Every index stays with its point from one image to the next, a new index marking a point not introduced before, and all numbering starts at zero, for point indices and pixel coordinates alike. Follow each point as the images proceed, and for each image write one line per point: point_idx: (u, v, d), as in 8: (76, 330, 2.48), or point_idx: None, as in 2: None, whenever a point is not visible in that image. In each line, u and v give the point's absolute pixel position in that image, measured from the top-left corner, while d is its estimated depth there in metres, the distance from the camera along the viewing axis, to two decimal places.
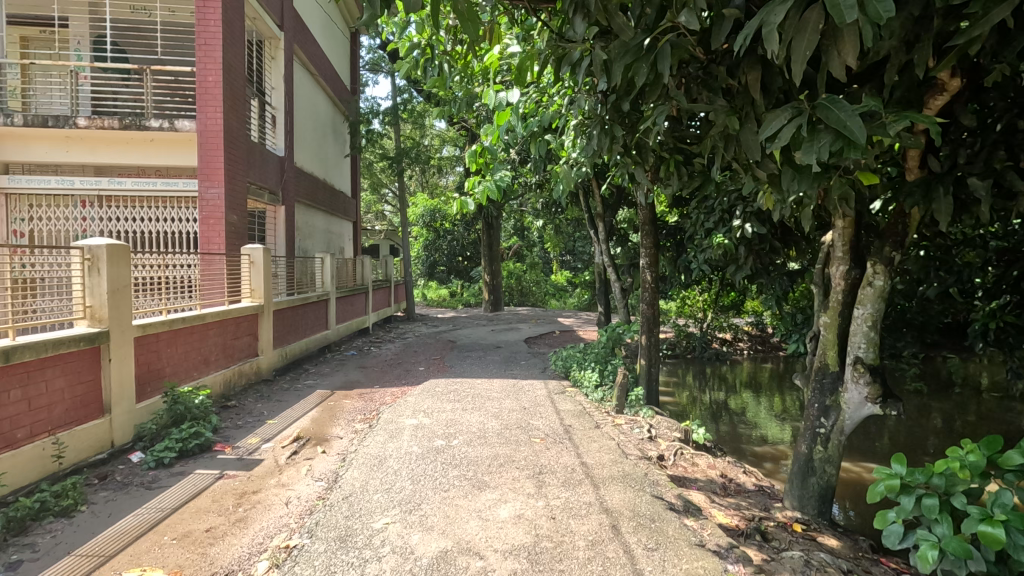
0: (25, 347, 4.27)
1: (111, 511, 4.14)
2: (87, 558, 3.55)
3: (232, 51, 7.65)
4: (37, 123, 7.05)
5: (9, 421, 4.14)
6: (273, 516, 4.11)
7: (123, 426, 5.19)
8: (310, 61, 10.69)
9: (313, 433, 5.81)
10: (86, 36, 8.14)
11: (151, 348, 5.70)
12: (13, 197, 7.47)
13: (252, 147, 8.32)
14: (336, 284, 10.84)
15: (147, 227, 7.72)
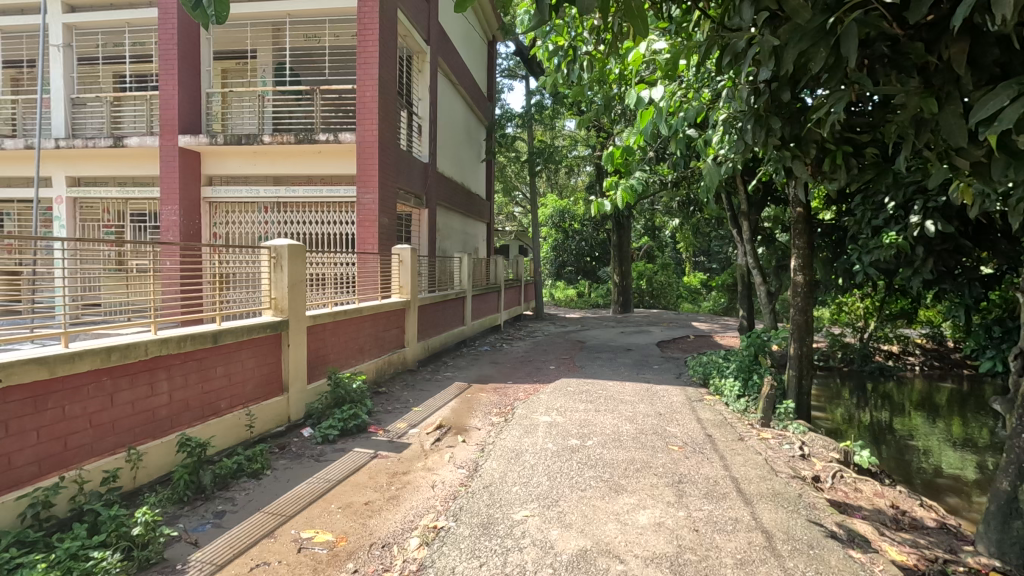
0: (229, 331, 5.07)
1: (289, 478, 4.75)
2: (272, 516, 4.10)
3: (387, 67, 8.36)
4: (233, 142, 8.25)
5: (215, 393, 4.93)
6: (421, 497, 4.41)
7: (298, 403, 5.93)
8: (452, 71, 11.32)
9: (454, 423, 6.15)
10: (270, 64, 9.39)
11: (319, 337, 6.43)
12: (216, 206, 8.86)
13: (402, 155, 9.04)
14: (471, 282, 11.38)
15: (315, 230, 8.72)
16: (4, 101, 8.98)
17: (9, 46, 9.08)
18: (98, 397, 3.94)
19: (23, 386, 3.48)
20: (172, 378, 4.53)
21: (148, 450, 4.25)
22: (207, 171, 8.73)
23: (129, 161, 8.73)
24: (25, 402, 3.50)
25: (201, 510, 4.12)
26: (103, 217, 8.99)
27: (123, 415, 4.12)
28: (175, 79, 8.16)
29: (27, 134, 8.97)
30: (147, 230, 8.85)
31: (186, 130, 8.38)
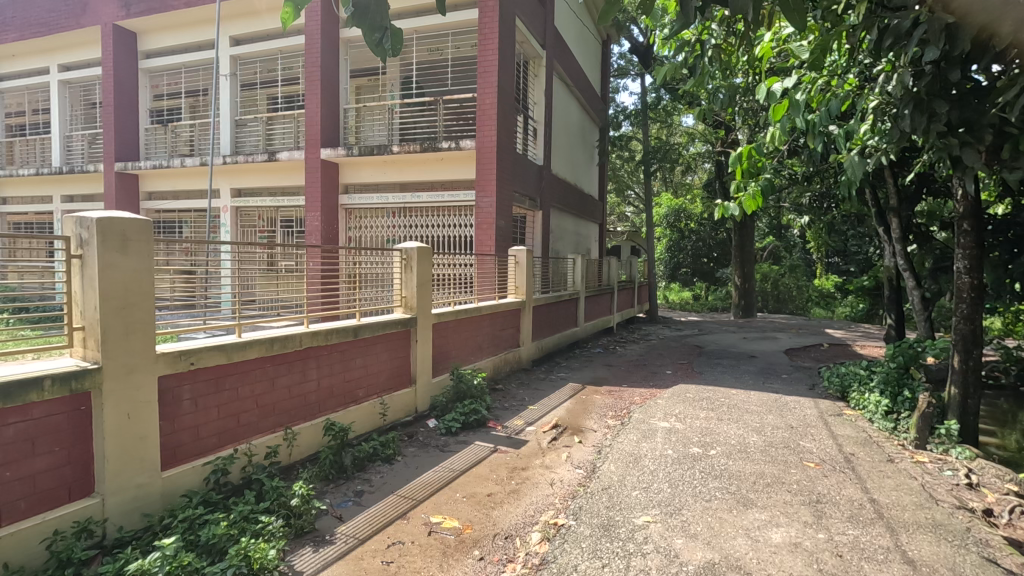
0: (367, 327, 5.54)
1: (417, 465, 5.07)
2: (405, 499, 4.42)
3: (505, 74, 8.63)
4: (366, 152, 8.95)
5: (354, 382, 5.42)
6: (541, 494, 4.50)
7: (424, 395, 6.32)
8: (567, 73, 11.38)
9: (569, 423, 6.20)
10: (397, 79, 9.90)
11: (443, 334, 6.79)
12: (350, 212, 9.69)
13: (517, 159, 9.26)
14: (584, 284, 11.36)
15: (436, 233, 9.19)
16: (185, 126, 10.53)
17: (189, 79, 10.63)
18: (263, 381, 4.51)
19: (207, 368, 4.08)
20: (320, 367, 5.04)
21: (301, 429, 4.78)
22: (344, 180, 9.58)
23: (279, 174, 9.81)
24: (209, 383, 4.10)
25: (344, 488, 4.54)
26: (259, 224, 10.21)
27: (281, 398, 4.67)
28: (319, 98, 9.06)
29: (202, 153, 10.43)
30: (294, 235, 9.88)
31: (327, 143, 9.25)
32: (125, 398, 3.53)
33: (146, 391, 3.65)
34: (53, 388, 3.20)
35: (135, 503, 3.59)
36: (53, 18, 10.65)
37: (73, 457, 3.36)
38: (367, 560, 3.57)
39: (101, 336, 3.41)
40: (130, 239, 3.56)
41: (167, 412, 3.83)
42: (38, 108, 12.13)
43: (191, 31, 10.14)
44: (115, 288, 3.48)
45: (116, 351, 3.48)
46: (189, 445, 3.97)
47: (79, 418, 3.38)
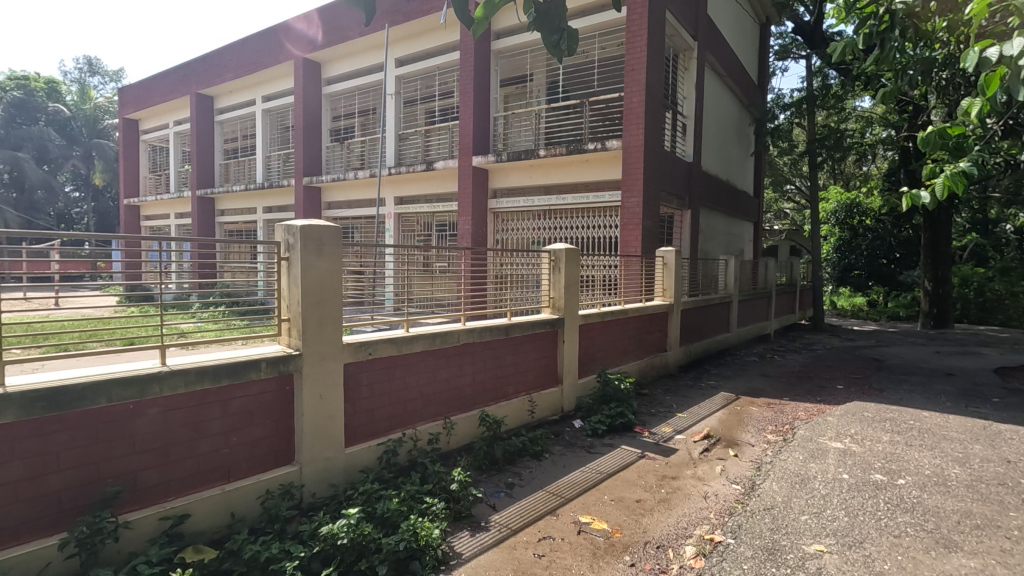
0: (517, 326, 5.75)
1: (564, 463, 5.14)
2: (553, 496, 4.51)
3: (655, 70, 8.39)
4: (514, 158, 9.26)
5: (505, 378, 5.68)
6: (693, 506, 4.29)
7: (569, 395, 6.41)
8: (721, 62, 10.70)
9: (723, 434, 5.83)
10: (544, 84, 10.11)
11: (588, 336, 6.82)
12: (498, 215, 10.12)
13: (666, 156, 8.93)
14: (737, 286, 10.62)
15: (580, 234, 9.16)
16: (357, 142, 11.81)
17: (361, 99, 11.91)
18: (427, 372, 4.91)
19: (381, 358, 4.54)
20: (475, 362, 5.36)
21: (458, 420, 5.12)
22: (493, 185, 10.04)
23: (435, 182, 10.59)
24: (383, 371, 4.57)
25: (496, 479, 4.76)
26: (417, 228, 11.11)
27: (442, 388, 5.05)
28: (472, 110, 9.61)
29: (370, 166, 11.63)
30: (447, 238, 10.57)
31: (478, 151, 9.77)
32: (319, 382, 4.07)
33: (334, 377, 4.17)
34: (267, 369, 3.81)
35: (324, 474, 4.13)
36: (259, 57, 12.62)
37: (279, 428, 3.97)
38: (519, 550, 3.70)
39: (302, 326, 3.97)
40: (325, 243, 4.08)
41: (350, 396, 4.35)
42: (246, 134, 14.47)
43: (364, 57, 11.36)
44: (313, 286, 4.02)
45: (313, 340, 4.03)
46: (366, 426, 4.46)
47: (284, 395, 3.98)
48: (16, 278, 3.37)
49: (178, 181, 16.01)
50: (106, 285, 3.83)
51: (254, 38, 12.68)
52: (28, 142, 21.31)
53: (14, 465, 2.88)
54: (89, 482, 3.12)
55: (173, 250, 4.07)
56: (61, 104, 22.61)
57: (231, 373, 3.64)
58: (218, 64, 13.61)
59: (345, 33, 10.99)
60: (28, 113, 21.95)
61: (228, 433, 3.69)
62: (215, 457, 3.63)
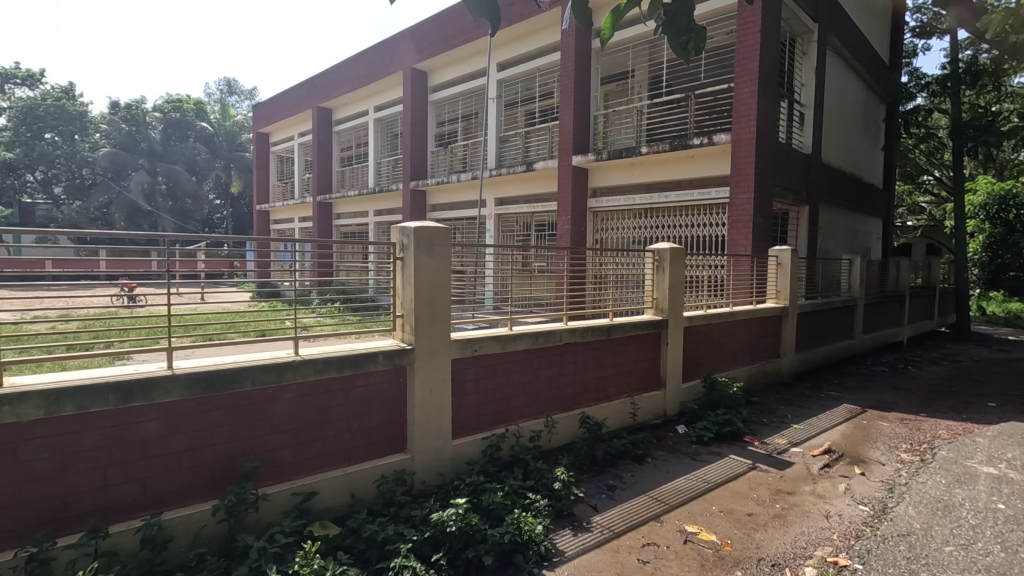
0: (619, 326, 5.67)
1: (668, 470, 4.98)
2: (657, 502, 4.39)
3: (769, 57, 7.88)
4: (615, 156, 9.09)
5: (606, 379, 5.63)
6: (813, 525, 3.99)
7: (673, 400, 6.22)
8: (845, 44, 9.81)
9: (847, 450, 5.35)
10: (646, 79, 9.85)
11: (694, 338, 6.56)
12: (597, 215, 10.01)
13: (781, 148, 8.34)
14: (862, 289, 9.67)
15: (683, 233, 8.74)
16: (460, 146, 12.22)
17: (464, 105, 12.32)
18: (529, 371, 4.99)
19: (486, 355, 4.68)
20: (576, 362, 5.36)
21: (559, 419, 5.15)
22: (592, 184, 9.95)
23: (535, 183, 10.69)
24: (488, 367, 4.71)
25: (597, 480, 4.72)
26: (516, 229, 11.28)
27: (543, 387, 5.10)
28: (572, 110, 9.60)
29: (473, 168, 11.99)
30: (546, 238, 10.62)
31: (578, 150, 9.72)
32: (429, 375, 4.28)
33: (443, 371, 4.37)
34: (383, 361, 4.07)
35: (433, 463, 4.34)
36: (372, 69, 13.48)
37: (394, 417, 4.24)
38: (622, 554, 3.65)
39: (415, 322, 4.20)
40: (435, 244, 4.28)
41: (457, 390, 4.53)
42: (360, 142, 15.51)
43: (468, 64, 11.76)
44: (425, 284, 4.24)
45: (424, 335, 4.25)
46: (471, 420, 4.63)
47: (398, 386, 4.24)
48: (175, 276, 3.87)
49: (301, 188, 17.52)
50: (243, 282, 4.29)
51: (367, 52, 13.56)
52: (181, 157, 24.28)
53: (179, 437, 3.32)
54: (236, 456, 3.53)
55: (297, 250, 4.47)
56: (207, 123, 25.54)
57: (352, 364, 3.94)
58: (336, 79, 14.73)
59: (450, 41, 11.42)
60: (181, 131, 24.81)
61: (349, 419, 4.00)
62: (338, 441, 3.95)
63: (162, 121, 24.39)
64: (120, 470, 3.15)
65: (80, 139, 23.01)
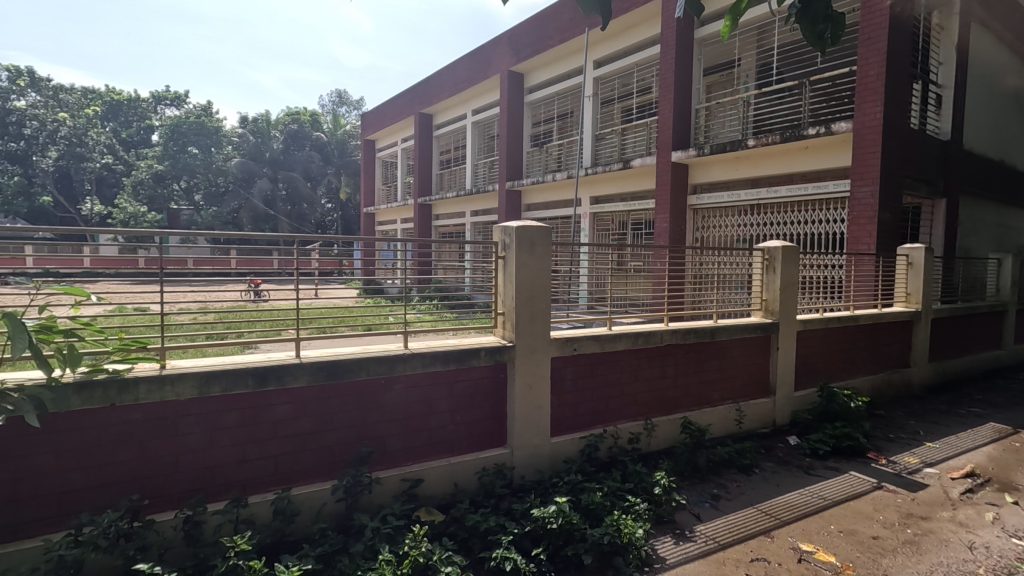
0: (724, 328, 5.41)
1: (779, 482, 4.68)
2: (767, 516, 4.14)
3: (900, 35, 7.13)
4: (719, 150, 8.66)
5: (709, 384, 5.42)
6: (953, 557, 3.57)
7: (783, 408, 5.85)
8: (995, 15, 8.63)
9: (994, 475, 4.73)
10: (753, 68, 9.27)
11: (808, 343, 6.11)
12: (698, 212, 9.60)
13: (913, 136, 7.51)
14: (1013, 292, 8.48)
15: (795, 230, 8.13)
16: (555, 145, 12.23)
17: (560, 104, 12.33)
18: (628, 371, 4.91)
19: (586, 354, 4.66)
20: (677, 364, 5.20)
21: (659, 422, 5.03)
22: (693, 180, 9.55)
23: (632, 180, 10.46)
24: (586, 367, 4.70)
25: (700, 488, 4.54)
26: (612, 227, 11.10)
27: (643, 389, 5.01)
28: (673, 104, 9.27)
29: (568, 167, 11.95)
30: (643, 237, 10.33)
31: (678, 145, 9.36)
32: (529, 372, 4.35)
33: (542, 368, 4.42)
34: (485, 357, 4.18)
35: (532, 459, 4.41)
36: (470, 74, 13.87)
37: (494, 412, 4.36)
38: (729, 568, 3.49)
39: (516, 319, 4.28)
40: (536, 243, 4.33)
41: (556, 388, 4.56)
42: (458, 145, 16.00)
43: (564, 63, 11.74)
44: (526, 283, 4.30)
45: (525, 332, 4.32)
46: (569, 418, 4.64)
47: (498, 382, 4.35)
48: (295, 273, 4.22)
49: (404, 191, 18.43)
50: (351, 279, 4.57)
51: (465, 58, 13.96)
52: (299, 165, 26.36)
53: (304, 420, 3.64)
54: (353, 441, 3.81)
55: (399, 249, 4.71)
56: (321, 132, 27.52)
57: (457, 360, 4.08)
58: (437, 85, 15.30)
59: (547, 41, 11.45)
60: (299, 141, 26.89)
61: (453, 411, 4.17)
62: (443, 433, 4.15)
63: (283, 132, 26.61)
64: (256, 447, 3.52)
65: (216, 151, 25.60)
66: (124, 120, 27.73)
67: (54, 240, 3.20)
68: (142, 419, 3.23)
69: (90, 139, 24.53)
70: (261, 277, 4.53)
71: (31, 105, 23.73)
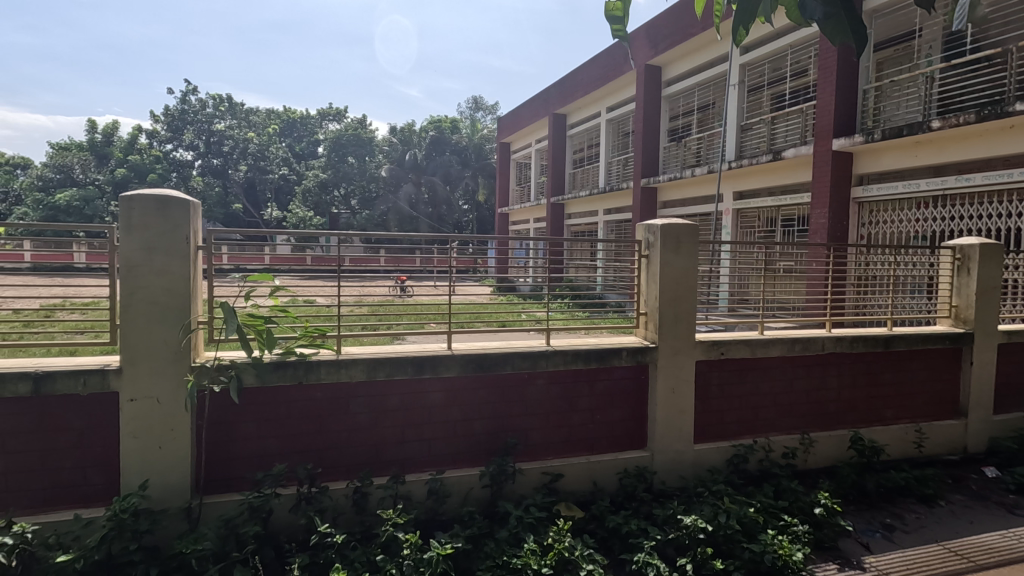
0: (902, 338, 4.76)
1: (972, 520, 4.02)
2: (956, 556, 3.58)
3: None
4: (892, 135, 7.62)
5: (880, 400, 4.83)
6: None
7: (978, 434, 5.01)
8: None
9: None
10: (938, 39, 7.79)
11: (1012, 359, 5.18)
12: (864, 206, 8.51)
13: None
14: None
15: (994, 224, 6.89)
16: (694, 139, 11.63)
17: (701, 95, 11.60)
18: (782, 381, 4.56)
19: (735, 359, 4.39)
20: (842, 375, 4.71)
21: (818, 438, 4.60)
22: (858, 170, 8.51)
23: (782, 173, 9.59)
24: (735, 373, 4.43)
25: (868, 515, 4.06)
26: (758, 224, 10.27)
27: (799, 400, 4.61)
28: (835, 86, 8.29)
29: (708, 161, 11.31)
30: (795, 234, 9.41)
31: (841, 132, 8.38)
32: (672, 375, 4.21)
33: (687, 372, 4.25)
34: (627, 358, 4.12)
35: (674, 465, 4.27)
36: (605, 72, 13.73)
37: (635, 413, 4.29)
38: None
39: (659, 320, 4.16)
40: (682, 241, 4.17)
41: (701, 394, 4.37)
42: (591, 144, 15.90)
43: (706, 51, 11.09)
44: (670, 283, 4.16)
45: (668, 334, 4.18)
46: (714, 426, 4.42)
47: (640, 383, 4.28)
48: (443, 271, 4.52)
49: (537, 191, 18.80)
50: (484, 278, 4.65)
51: (600, 55, 13.85)
52: (439, 169, 27.85)
53: (455, 408, 3.90)
54: (498, 432, 3.99)
55: (529, 250, 4.73)
56: (460, 137, 28.90)
57: (598, 358, 4.07)
58: (571, 85, 15.32)
59: (688, 30, 10.92)
60: (441, 147, 28.37)
61: (593, 410, 4.19)
62: (583, 430, 4.17)
63: (426, 139, 28.48)
64: (414, 430, 3.84)
65: (369, 159, 28.10)
66: (297, 135, 31.50)
67: (244, 241, 3.82)
68: (322, 397, 3.68)
69: (271, 154, 28.30)
70: (409, 274, 4.86)
71: (228, 127, 28.00)
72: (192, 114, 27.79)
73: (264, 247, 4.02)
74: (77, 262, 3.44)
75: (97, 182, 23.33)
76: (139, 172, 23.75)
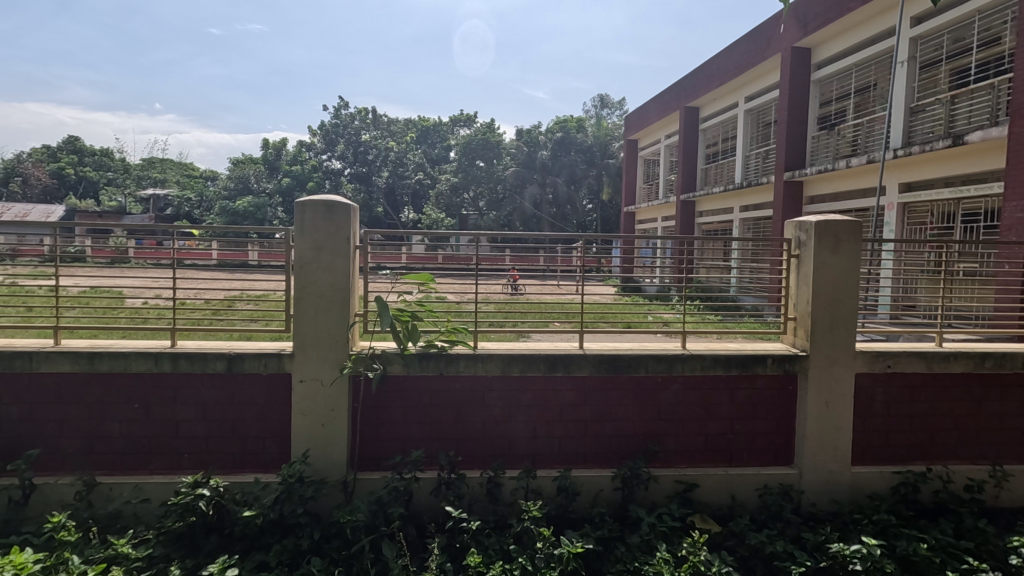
0: None
1: None
2: None
3: None
4: None
5: None
6: None
7: None
8: None
9: None
10: None
11: None
12: None
13: None
14: None
15: None
16: (850, 125, 10.41)
17: (859, 76, 10.37)
18: (967, 401, 3.94)
19: (906, 374, 3.88)
20: None
21: (1013, 472, 3.93)
22: None
23: (963, 160, 8.24)
24: (906, 389, 3.91)
25: None
26: (929, 219, 8.93)
27: (989, 425, 3.97)
28: None
29: (867, 150, 10.07)
30: (980, 230, 8.00)
31: None
32: (827, 388, 3.82)
33: (845, 385, 3.83)
34: (773, 366, 3.82)
35: (827, 487, 3.88)
36: (745, 59, 12.79)
37: (781, 426, 3.97)
38: None
39: (811, 326, 3.79)
40: (843, 239, 3.76)
41: (862, 410, 3.91)
42: (726, 137, 14.93)
43: (867, 26, 9.85)
44: (825, 285, 3.78)
45: (822, 342, 3.79)
46: (879, 448, 3.94)
47: (788, 394, 3.94)
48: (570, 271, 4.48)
49: (666, 188, 18.13)
50: (610, 276, 4.36)
51: (739, 42, 12.96)
52: (565, 169, 28.06)
53: (587, 408, 3.90)
54: (630, 435, 3.92)
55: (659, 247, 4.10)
56: (585, 135, 28.76)
57: (741, 365, 3.82)
58: (705, 76, 14.54)
59: (846, 5, 9.82)
60: (566, 147, 28.51)
61: (733, 420, 3.94)
62: (721, 440, 3.95)
63: (551, 140, 28.83)
64: (545, 426, 3.90)
65: (497, 162, 29.10)
66: (430, 142, 33.59)
67: (386, 241, 4.10)
68: (460, 389, 3.88)
69: (408, 160, 30.42)
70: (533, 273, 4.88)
71: (372, 137, 30.67)
72: (343, 128, 30.80)
73: (404, 246, 4.29)
74: (252, 258, 3.90)
75: (268, 192, 26.89)
76: (299, 180, 26.83)
